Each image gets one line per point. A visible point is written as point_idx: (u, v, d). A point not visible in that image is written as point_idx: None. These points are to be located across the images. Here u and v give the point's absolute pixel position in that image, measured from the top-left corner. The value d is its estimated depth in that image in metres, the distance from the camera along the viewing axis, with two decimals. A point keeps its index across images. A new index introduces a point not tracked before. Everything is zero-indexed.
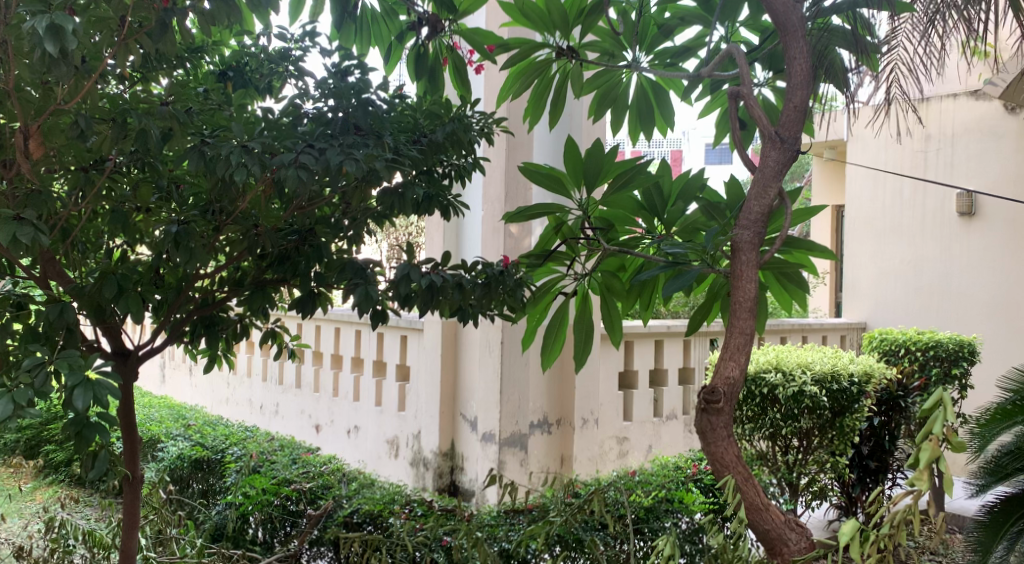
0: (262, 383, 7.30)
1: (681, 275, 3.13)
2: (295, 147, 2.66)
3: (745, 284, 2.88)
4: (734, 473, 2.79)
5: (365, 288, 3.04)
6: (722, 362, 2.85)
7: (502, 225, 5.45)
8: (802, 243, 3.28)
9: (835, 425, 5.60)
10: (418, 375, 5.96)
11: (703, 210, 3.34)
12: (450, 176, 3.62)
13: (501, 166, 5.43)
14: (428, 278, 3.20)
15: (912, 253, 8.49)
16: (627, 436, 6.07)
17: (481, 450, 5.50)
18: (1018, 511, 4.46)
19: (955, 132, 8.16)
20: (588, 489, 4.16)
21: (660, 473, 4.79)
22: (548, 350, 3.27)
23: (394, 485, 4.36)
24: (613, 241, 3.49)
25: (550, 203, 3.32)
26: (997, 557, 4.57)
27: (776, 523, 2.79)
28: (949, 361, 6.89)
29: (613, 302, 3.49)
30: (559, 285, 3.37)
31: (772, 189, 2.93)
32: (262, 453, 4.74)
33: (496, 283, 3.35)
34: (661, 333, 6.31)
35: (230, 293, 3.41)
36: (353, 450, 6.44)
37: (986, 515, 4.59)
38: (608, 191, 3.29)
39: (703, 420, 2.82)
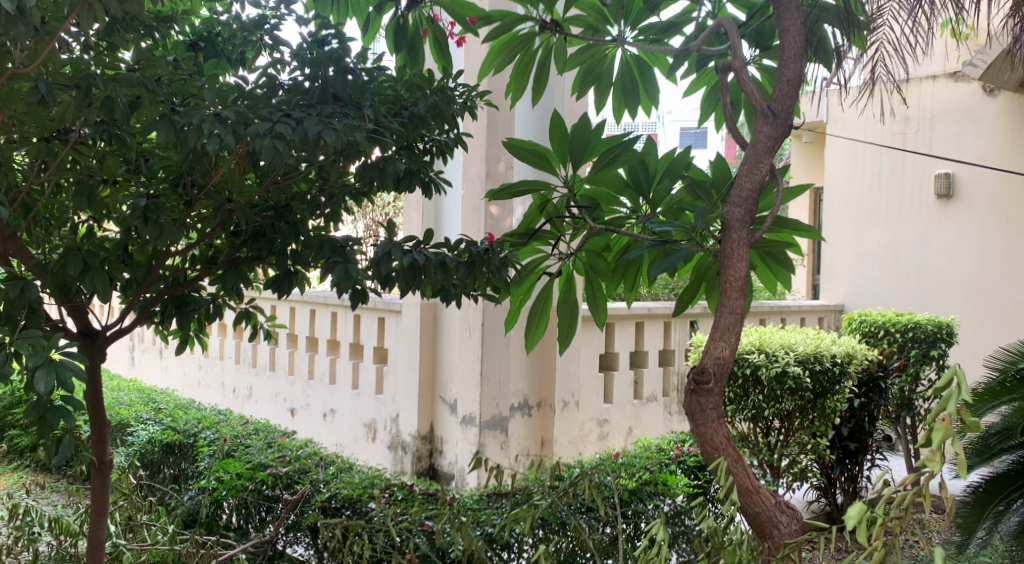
0: (235, 366, 7.16)
1: (670, 253, 3.03)
2: (270, 117, 2.52)
3: (736, 263, 2.81)
4: (724, 455, 2.73)
5: (344, 267, 2.91)
6: (711, 342, 2.77)
7: (481, 204, 5.33)
8: (793, 224, 3.22)
9: (817, 406, 5.57)
10: (396, 358, 5.85)
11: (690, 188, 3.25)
12: (431, 153, 3.52)
13: (481, 143, 5.31)
14: (410, 256, 3.08)
15: (889, 235, 8.47)
16: (608, 418, 6.00)
17: (461, 433, 5.41)
18: (1006, 488, 4.47)
19: (934, 114, 8.13)
20: (573, 473, 4.08)
21: (643, 455, 4.72)
22: (532, 331, 3.17)
23: (373, 469, 4.25)
24: (598, 221, 3.39)
25: (535, 180, 3.20)
26: (980, 538, 4.53)
27: (767, 506, 2.74)
28: (927, 342, 6.88)
29: (599, 283, 3.38)
30: (544, 265, 3.27)
31: (764, 165, 2.86)
32: (236, 438, 4.61)
33: (481, 262, 3.21)
34: (642, 315, 6.26)
35: (202, 272, 3.27)
36: (329, 434, 6.33)
37: (971, 493, 4.56)
38: (594, 169, 3.19)
39: (691, 402, 2.74)
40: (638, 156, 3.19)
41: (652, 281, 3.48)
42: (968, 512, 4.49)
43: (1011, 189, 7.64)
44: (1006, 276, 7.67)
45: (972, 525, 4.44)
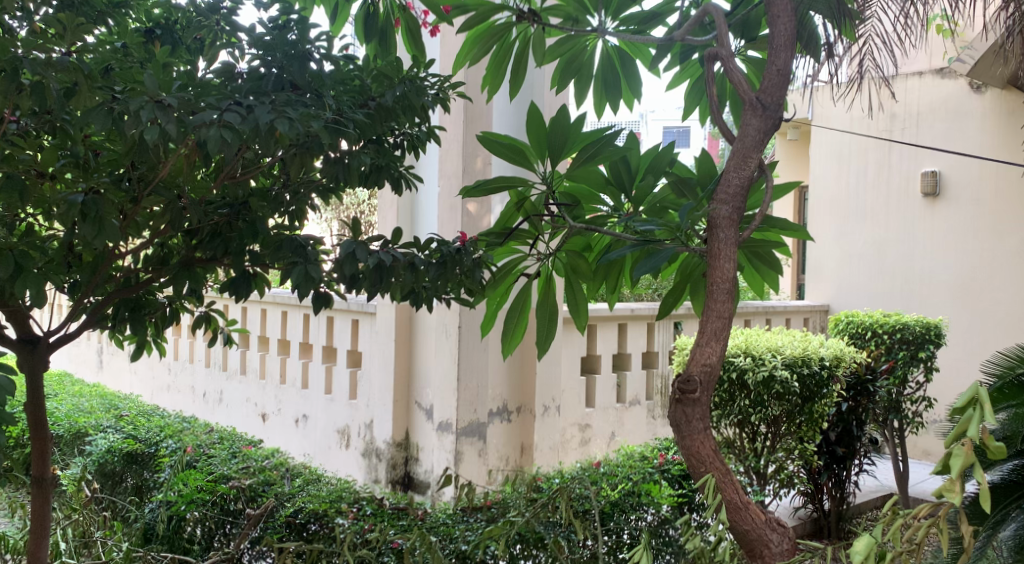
0: (205, 369, 6.93)
1: (653, 254, 2.84)
2: (219, 105, 2.32)
3: (723, 264, 2.63)
4: (712, 471, 2.55)
5: (304, 267, 2.70)
6: (697, 348, 2.59)
7: (458, 201, 5.14)
8: (785, 225, 3.05)
9: (805, 411, 5.39)
10: (370, 362, 5.64)
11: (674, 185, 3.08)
12: (402, 147, 3.37)
13: (457, 139, 5.11)
14: (376, 257, 2.85)
15: (874, 234, 8.32)
16: (590, 423, 5.82)
17: (438, 441, 5.20)
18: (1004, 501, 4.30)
19: (920, 112, 8.00)
20: (551, 485, 3.88)
21: (626, 464, 4.53)
22: (508, 338, 2.97)
23: (342, 480, 4.05)
24: (577, 219, 3.22)
25: (511, 176, 3.00)
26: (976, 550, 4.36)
27: (757, 523, 2.55)
28: (915, 344, 6.73)
29: (579, 285, 3.18)
30: (521, 267, 3.08)
31: (752, 161, 2.69)
32: (199, 448, 4.39)
33: (452, 263, 2.99)
34: (625, 317, 6.08)
35: (154, 273, 3.05)
36: (301, 441, 6.11)
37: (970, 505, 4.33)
38: (575, 165, 3.00)
39: (677, 412, 2.55)
40: (621, 151, 2.99)
41: (635, 283, 3.29)
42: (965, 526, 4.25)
43: (998, 188, 7.51)
44: (992, 276, 7.54)
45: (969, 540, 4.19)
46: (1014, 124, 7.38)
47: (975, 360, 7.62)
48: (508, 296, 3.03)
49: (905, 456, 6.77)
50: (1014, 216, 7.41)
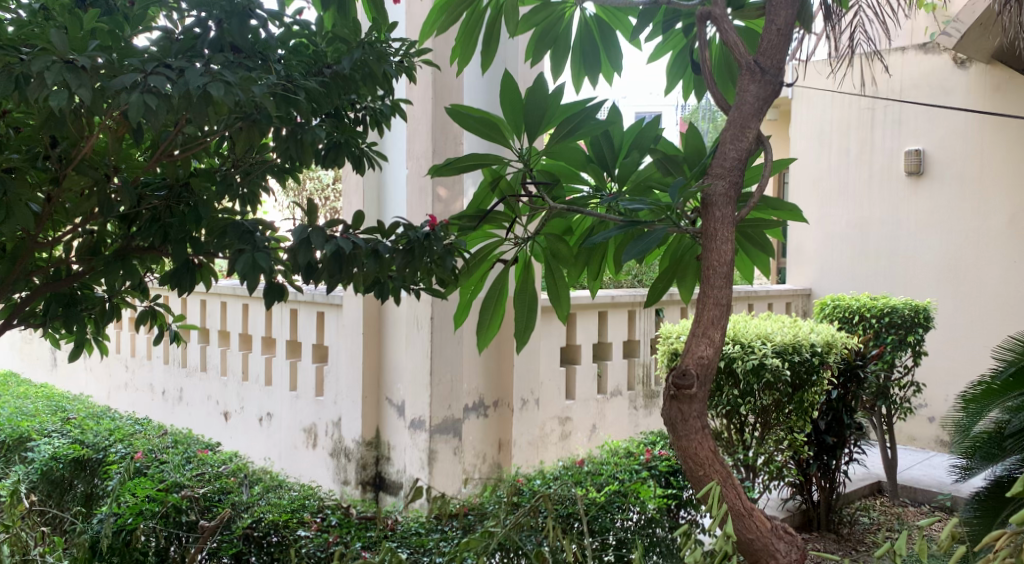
0: (164, 366, 6.59)
1: (643, 235, 2.55)
2: (143, 67, 2.01)
3: (720, 245, 2.35)
4: (711, 475, 2.28)
5: (253, 253, 2.41)
6: (693, 339, 2.31)
7: (428, 184, 4.82)
8: (782, 205, 2.77)
9: (794, 400, 5.14)
10: (337, 355, 5.32)
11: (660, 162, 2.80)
12: (364, 122, 3.07)
13: (426, 118, 4.80)
14: (334, 243, 2.52)
15: (857, 215, 8.08)
16: (570, 416, 5.54)
17: (410, 439, 4.91)
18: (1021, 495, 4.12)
19: (903, 88, 7.77)
20: (532, 488, 3.61)
21: (611, 462, 4.24)
22: (485, 331, 2.67)
23: (306, 486, 3.74)
24: (558, 200, 2.91)
25: (486, 153, 2.69)
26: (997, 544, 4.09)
27: (763, 531, 2.28)
28: (904, 328, 6.52)
29: (558, 271, 2.89)
30: (497, 252, 2.78)
31: (751, 131, 2.42)
32: (151, 453, 4.06)
33: (420, 249, 2.69)
34: (605, 305, 5.81)
35: (84, 265, 2.72)
36: (266, 440, 5.80)
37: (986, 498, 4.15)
38: (551, 140, 2.71)
39: (671, 410, 2.28)
40: (602, 124, 2.72)
41: (620, 269, 3.01)
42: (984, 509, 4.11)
43: (984, 166, 7.28)
44: (978, 257, 7.32)
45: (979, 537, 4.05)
46: (1000, 100, 7.15)
47: (960, 343, 7.42)
48: (485, 285, 2.74)
49: (893, 443, 6.57)
50: (1001, 196, 7.18)
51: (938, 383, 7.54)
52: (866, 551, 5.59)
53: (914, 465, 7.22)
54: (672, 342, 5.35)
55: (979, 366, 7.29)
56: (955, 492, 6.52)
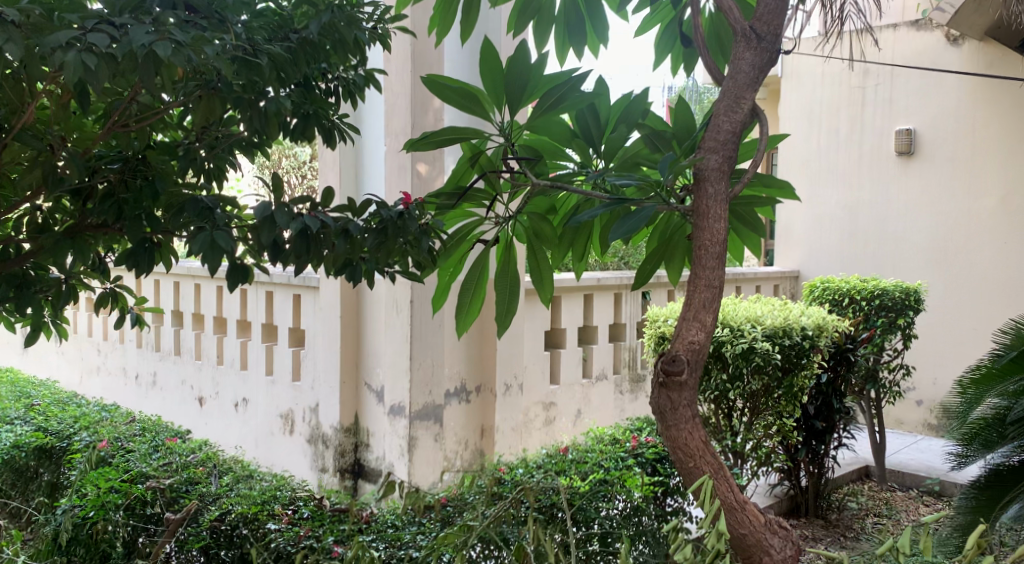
0: (137, 350, 6.42)
1: (631, 213, 2.38)
2: (83, 23, 1.83)
3: (713, 223, 2.20)
4: (701, 467, 2.14)
5: (212, 232, 2.23)
6: (683, 324, 2.16)
7: (407, 161, 4.65)
8: (775, 184, 2.61)
9: (783, 384, 4.99)
10: (314, 340, 5.15)
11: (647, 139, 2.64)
12: (336, 94, 2.93)
13: (405, 92, 4.62)
14: (301, 221, 2.34)
15: (846, 195, 7.95)
16: (555, 401, 5.40)
17: (390, 425, 4.76)
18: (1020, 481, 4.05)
19: (895, 66, 7.63)
20: (514, 479, 3.46)
21: (596, 449, 4.10)
22: (465, 314, 2.52)
23: (278, 477, 3.58)
24: (541, 176, 2.72)
25: (465, 125, 2.50)
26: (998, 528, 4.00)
27: (756, 526, 2.15)
28: (894, 310, 6.41)
29: (542, 252, 2.73)
30: (477, 231, 2.61)
31: (747, 101, 2.27)
32: (117, 441, 3.89)
33: (393, 229, 2.51)
34: (591, 288, 5.66)
35: (33, 244, 2.54)
36: (242, 427, 5.63)
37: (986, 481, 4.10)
38: (533, 114, 2.52)
39: (659, 399, 2.14)
40: (588, 97, 2.53)
41: (607, 250, 2.86)
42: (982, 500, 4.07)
43: (976, 147, 7.16)
44: (968, 239, 7.21)
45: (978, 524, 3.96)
46: (993, 79, 7.04)
47: (949, 326, 7.33)
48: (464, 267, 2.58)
49: (881, 427, 6.47)
50: (993, 177, 7.06)
51: (927, 366, 7.45)
52: (856, 538, 5.48)
53: (902, 449, 7.14)
54: (659, 326, 5.20)
55: (967, 349, 7.21)
56: (942, 475, 6.46)
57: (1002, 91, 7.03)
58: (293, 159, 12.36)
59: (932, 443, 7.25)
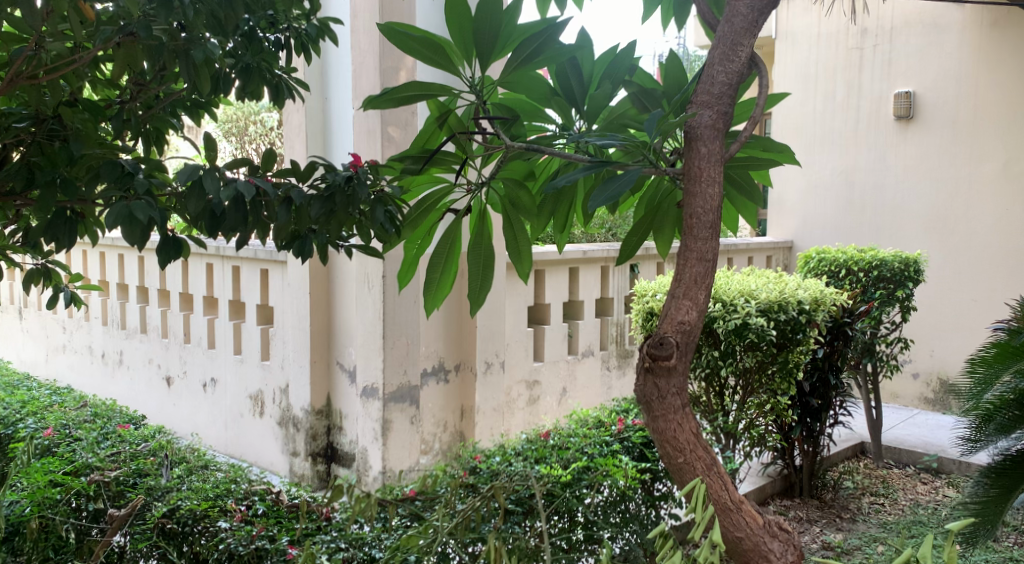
0: (102, 327, 6.15)
1: (614, 177, 2.08)
2: None
3: (707, 188, 1.92)
4: (692, 463, 1.87)
5: (129, 204, 1.94)
6: (672, 301, 1.89)
7: (377, 124, 4.35)
8: (775, 147, 2.32)
9: (777, 360, 4.74)
10: (283, 317, 4.86)
11: (633, 98, 2.35)
12: (286, 46, 2.65)
13: (375, 50, 4.31)
14: (234, 187, 2.05)
15: (842, 162, 7.66)
16: (538, 379, 5.14)
17: (363, 408, 4.49)
18: None
19: (893, 26, 7.32)
20: (489, 471, 3.18)
21: (580, 432, 3.82)
22: (433, 292, 2.23)
23: (235, 468, 3.31)
24: (518, 139, 2.42)
25: (432, 82, 2.19)
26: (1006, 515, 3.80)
27: (754, 530, 1.88)
28: (894, 282, 6.17)
29: (520, 223, 2.41)
30: (447, 200, 2.31)
31: (745, 49, 1.99)
32: (64, 428, 3.61)
33: (342, 196, 2.20)
34: (576, 261, 5.38)
35: None
36: (211, 408, 5.37)
37: (999, 466, 3.91)
38: (509, 68, 2.20)
39: (645, 386, 1.87)
40: (571, 49, 2.21)
41: (591, 220, 2.56)
42: (995, 493, 3.84)
43: (977, 110, 6.87)
44: (968, 206, 6.94)
45: (994, 519, 3.76)
46: (998, 38, 6.75)
47: (947, 297, 7.08)
48: (432, 240, 2.29)
49: (878, 403, 6.23)
50: (994, 142, 6.78)
51: (925, 338, 7.21)
52: (852, 519, 5.25)
53: (899, 424, 6.90)
54: (647, 300, 4.91)
55: (966, 321, 6.97)
56: (940, 452, 6.23)
57: (1005, 51, 6.73)
58: (263, 125, 12.00)
59: (929, 417, 7.03)
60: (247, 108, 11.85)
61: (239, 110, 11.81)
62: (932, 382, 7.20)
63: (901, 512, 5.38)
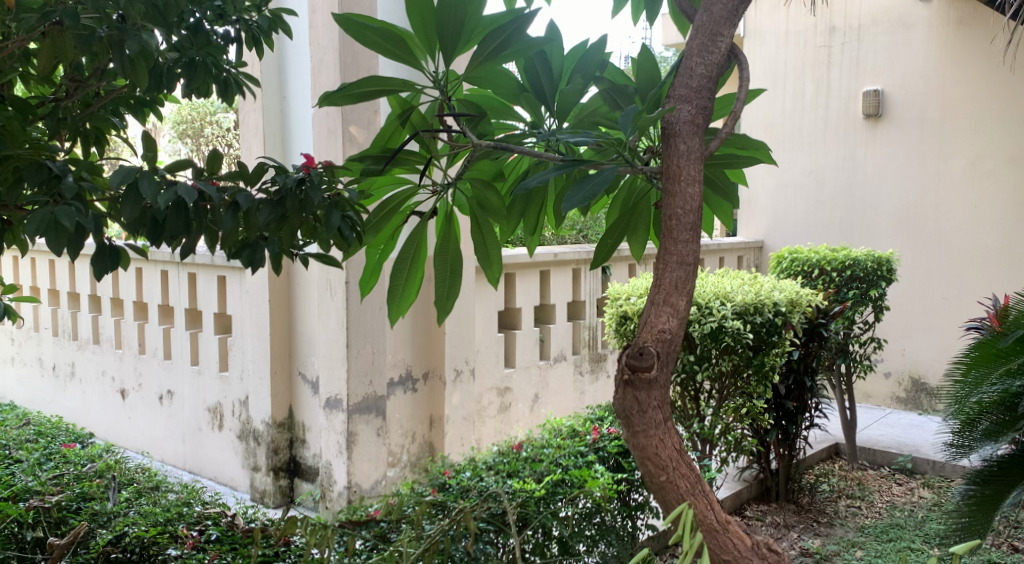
0: (53, 338, 5.91)
1: (588, 177, 1.92)
2: None
3: (687, 189, 1.77)
4: (676, 482, 1.72)
5: (54, 209, 1.75)
6: (650, 308, 1.74)
7: (337, 123, 4.17)
8: (752, 143, 2.18)
9: (753, 364, 4.63)
10: (241, 326, 4.66)
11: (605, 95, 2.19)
12: (237, 40, 2.52)
13: (334, 46, 4.14)
14: (173, 190, 1.86)
15: (812, 161, 7.60)
16: (509, 386, 4.99)
17: (327, 420, 4.30)
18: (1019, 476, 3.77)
19: (861, 24, 7.26)
20: (458, 492, 3.01)
21: (554, 442, 3.67)
22: (396, 302, 2.06)
23: (188, 489, 3.13)
24: (485, 137, 2.24)
25: (392, 76, 2.01)
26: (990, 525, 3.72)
27: (742, 552, 1.74)
28: (867, 281, 6.11)
29: (488, 225, 2.24)
30: (412, 202, 2.14)
31: (725, 40, 1.86)
32: (4, 449, 3.40)
33: (294, 200, 2.02)
34: (547, 264, 5.23)
35: None
36: (167, 422, 5.16)
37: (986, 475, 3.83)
38: (472, 63, 2.02)
39: (624, 400, 1.72)
40: (540, 43, 2.04)
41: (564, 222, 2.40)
42: (986, 500, 3.78)
43: (946, 107, 6.82)
44: (938, 205, 6.89)
45: (983, 528, 3.70)
46: (965, 35, 6.71)
47: (919, 296, 7.03)
48: (395, 245, 2.12)
49: (853, 403, 6.14)
50: (963, 139, 6.74)
51: (897, 337, 7.15)
52: (829, 524, 5.14)
53: (872, 424, 6.82)
54: (620, 304, 4.76)
55: (938, 320, 6.92)
56: (914, 453, 6.16)
57: (972, 48, 6.69)
58: (219, 125, 12.17)
59: (902, 417, 6.97)
60: (204, 109, 11.85)
61: (194, 110, 11.99)
62: (903, 381, 7.15)
63: (878, 515, 5.29)
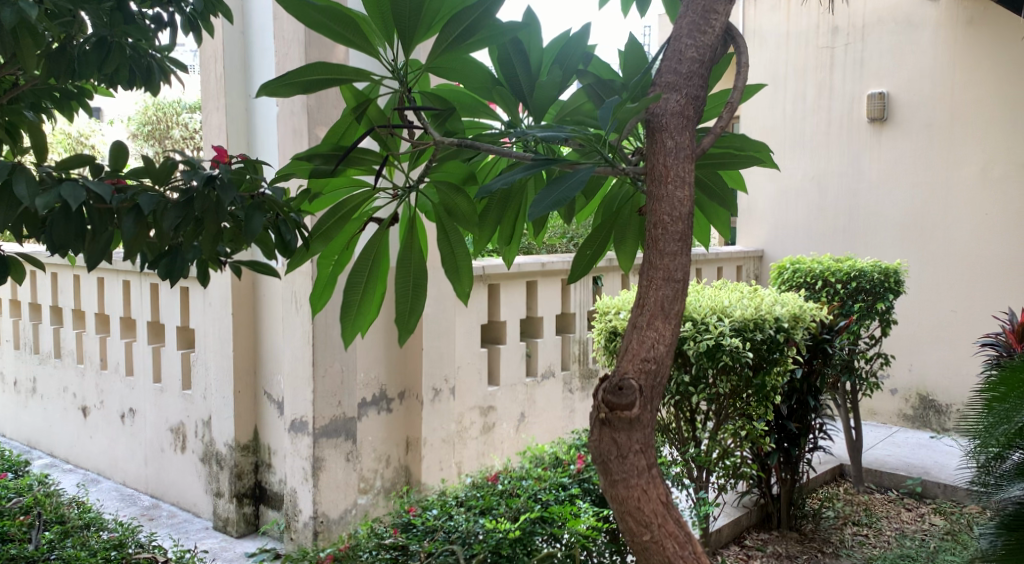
0: (15, 352, 5.62)
1: (559, 177, 1.60)
2: None
3: (677, 193, 1.45)
4: (665, 546, 1.38)
5: None
6: (633, 332, 1.42)
7: (303, 122, 3.86)
8: (752, 144, 1.85)
9: (753, 384, 4.30)
10: (204, 340, 4.34)
11: (590, 91, 1.81)
12: (171, 25, 2.34)
13: (300, 41, 3.84)
14: (56, 192, 1.59)
15: (813, 167, 7.30)
16: (493, 405, 4.67)
17: (292, 444, 3.98)
18: None
19: (866, 24, 6.96)
20: (420, 536, 2.69)
21: (532, 472, 3.35)
22: (350, 320, 1.71)
23: (122, 528, 2.84)
24: (452, 135, 1.83)
25: (348, 66, 1.64)
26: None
27: None
28: (873, 294, 5.80)
29: (457, 235, 1.85)
30: (367, 207, 1.80)
31: (720, 18, 1.56)
32: None
33: (204, 202, 1.72)
34: (533, 274, 4.90)
35: None
36: (129, 442, 4.84)
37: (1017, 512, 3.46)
38: (432, 53, 1.66)
39: (601, 444, 1.39)
40: (514, 28, 1.67)
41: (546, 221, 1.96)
42: None
43: (956, 111, 6.51)
44: (947, 213, 6.58)
45: None
46: (975, 36, 6.41)
47: (927, 310, 6.70)
48: (351, 255, 1.79)
49: (858, 423, 5.80)
50: (973, 145, 6.42)
51: (904, 352, 6.83)
52: (835, 554, 4.81)
53: (878, 443, 6.50)
54: (610, 319, 4.44)
55: (947, 334, 6.59)
56: (924, 475, 5.83)
57: (982, 49, 6.38)
58: (187, 127, 12.64)
59: (910, 436, 6.64)
60: (169, 110, 12.49)
61: (160, 112, 12.49)
62: (911, 398, 6.82)
63: (886, 544, 4.96)
